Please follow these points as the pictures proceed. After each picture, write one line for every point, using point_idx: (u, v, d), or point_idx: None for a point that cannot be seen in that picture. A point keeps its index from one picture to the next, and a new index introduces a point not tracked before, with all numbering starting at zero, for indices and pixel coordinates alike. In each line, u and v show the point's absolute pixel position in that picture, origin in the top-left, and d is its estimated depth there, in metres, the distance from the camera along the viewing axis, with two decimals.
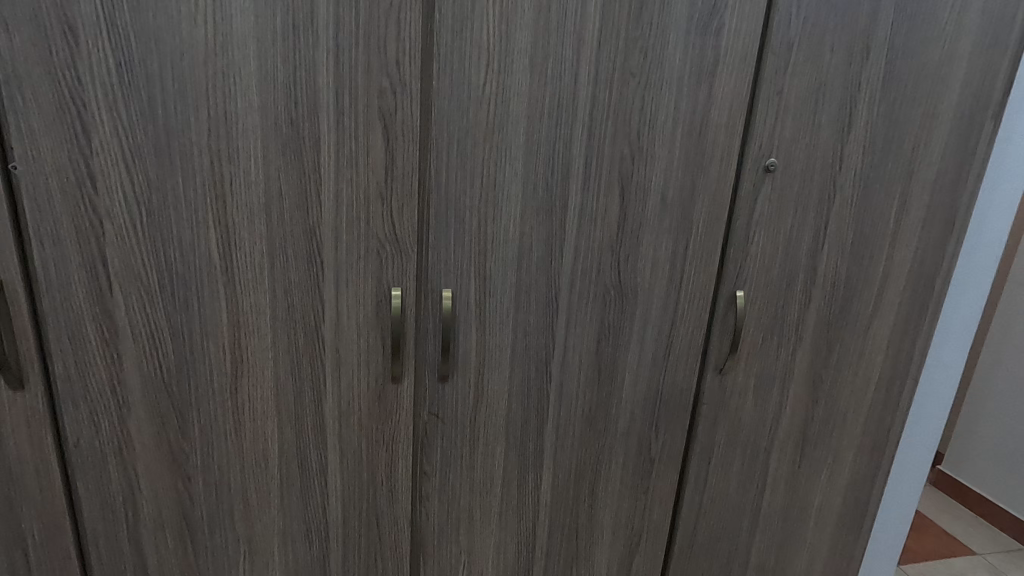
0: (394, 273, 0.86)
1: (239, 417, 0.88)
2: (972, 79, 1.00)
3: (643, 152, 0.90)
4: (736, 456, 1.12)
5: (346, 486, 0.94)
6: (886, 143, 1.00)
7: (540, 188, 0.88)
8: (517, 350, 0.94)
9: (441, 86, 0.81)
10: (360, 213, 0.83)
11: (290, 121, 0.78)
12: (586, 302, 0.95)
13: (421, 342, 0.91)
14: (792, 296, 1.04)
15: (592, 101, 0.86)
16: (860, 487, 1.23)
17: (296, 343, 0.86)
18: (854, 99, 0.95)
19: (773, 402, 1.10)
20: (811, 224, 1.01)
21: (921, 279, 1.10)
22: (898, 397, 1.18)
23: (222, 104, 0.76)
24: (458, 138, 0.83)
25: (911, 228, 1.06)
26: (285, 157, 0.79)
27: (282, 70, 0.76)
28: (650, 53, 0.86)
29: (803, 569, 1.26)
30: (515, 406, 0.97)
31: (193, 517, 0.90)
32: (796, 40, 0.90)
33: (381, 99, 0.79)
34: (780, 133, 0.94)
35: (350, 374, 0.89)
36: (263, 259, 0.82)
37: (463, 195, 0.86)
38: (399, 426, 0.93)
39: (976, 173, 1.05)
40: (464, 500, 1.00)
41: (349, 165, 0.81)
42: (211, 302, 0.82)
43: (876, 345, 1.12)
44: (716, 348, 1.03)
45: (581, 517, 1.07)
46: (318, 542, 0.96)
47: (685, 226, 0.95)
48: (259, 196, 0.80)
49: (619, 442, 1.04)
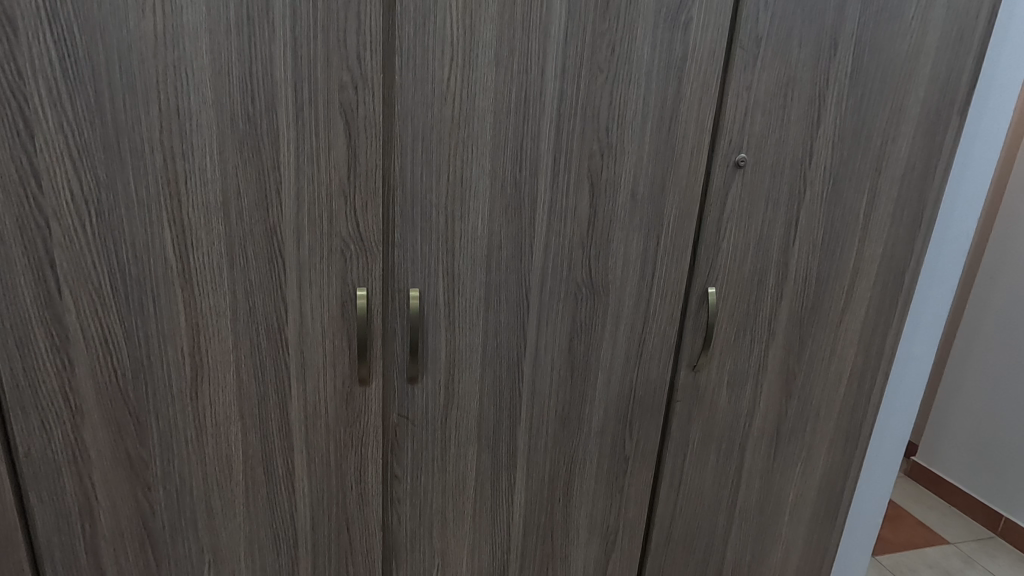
0: (359, 273, 0.84)
1: (200, 423, 0.85)
2: (938, 73, 1.00)
3: (613, 148, 0.89)
4: (711, 452, 1.12)
5: (315, 491, 0.92)
6: (856, 138, 1.00)
7: (508, 185, 0.86)
8: (488, 350, 0.93)
9: (405, 81, 0.79)
10: (322, 211, 0.81)
11: (246, 117, 0.76)
12: (557, 300, 0.94)
13: (389, 343, 0.89)
14: (764, 292, 1.04)
15: (560, 96, 0.85)
16: (833, 481, 1.24)
17: (258, 346, 0.84)
18: (822, 95, 0.95)
19: (747, 398, 1.10)
20: (782, 220, 1.01)
21: (890, 274, 1.11)
22: (870, 390, 1.19)
23: (174, 99, 0.73)
24: (423, 134, 0.82)
25: (881, 223, 1.07)
26: (242, 154, 0.77)
27: (237, 63, 0.73)
28: (619, 47, 0.85)
29: (779, 563, 1.26)
30: (486, 406, 0.96)
31: (154, 526, 0.87)
32: (764, 34, 0.89)
33: (342, 94, 0.77)
34: (750, 129, 0.93)
35: (316, 376, 0.87)
36: (222, 260, 0.80)
37: (429, 192, 0.84)
38: (367, 429, 0.91)
39: (943, 167, 1.06)
40: (436, 503, 0.98)
41: (310, 162, 0.79)
42: (167, 305, 0.79)
43: (848, 340, 1.13)
44: (689, 345, 1.03)
45: (556, 516, 1.06)
46: (287, 548, 0.94)
47: (657, 222, 0.94)
48: (216, 195, 0.77)
49: (594, 441, 1.03)
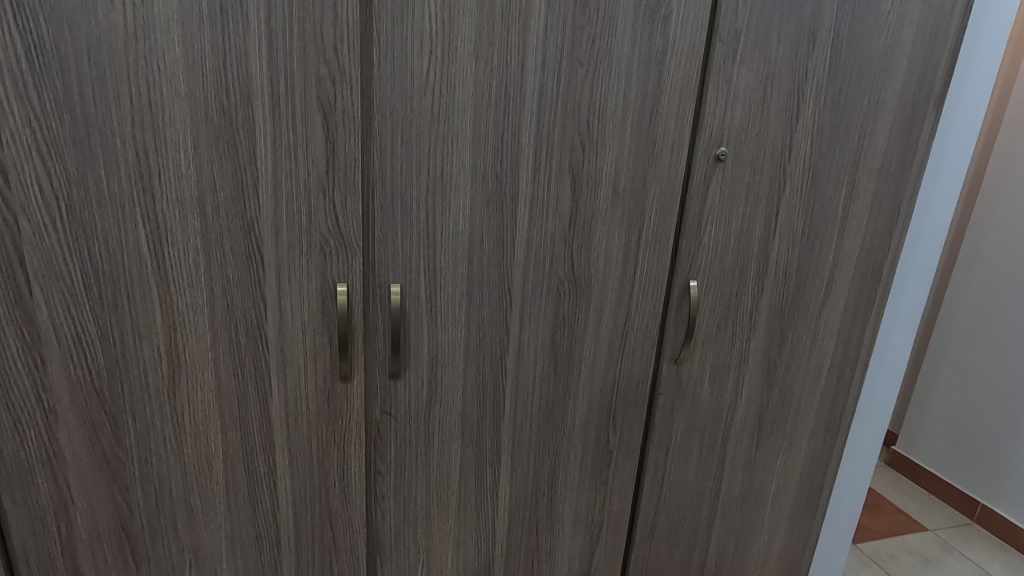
0: (339, 269, 0.83)
1: (179, 422, 0.84)
2: (914, 67, 1.01)
3: (594, 142, 0.89)
4: (694, 444, 1.13)
5: (298, 488, 0.92)
6: (834, 132, 1.01)
7: (489, 179, 0.86)
8: (470, 345, 0.93)
9: (383, 74, 0.78)
10: (301, 206, 0.80)
11: (221, 111, 0.74)
12: (540, 294, 0.94)
13: (371, 340, 0.88)
14: (745, 285, 1.05)
15: (540, 90, 0.84)
16: (814, 471, 1.26)
17: (237, 343, 0.83)
18: (801, 89, 0.96)
19: (728, 391, 1.11)
20: (763, 213, 1.01)
21: (869, 266, 1.12)
22: (850, 381, 1.20)
23: (147, 92, 0.71)
24: (403, 129, 0.81)
25: (859, 217, 1.08)
26: (218, 148, 0.75)
27: (210, 55, 0.72)
28: (599, 41, 0.84)
29: (762, 553, 1.28)
30: (470, 401, 0.96)
31: (132, 526, 0.86)
32: (744, 28, 0.90)
33: (319, 87, 0.76)
34: (730, 123, 0.94)
35: (297, 373, 0.87)
36: (198, 256, 0.78)
37: (409, 186, 0.83)
38: (350, 426, 0.91)
39: (919, 161, 1.08)
40: (420, 499, 0.98)
41: (288, 157, 0.78)
42: (143, 303, 0.78)
43: (828, 332, 1.14)
44: (672, 338, 1.04)
45: (541, 510, 1.06)
46: (270, 547, 0.93)
47: (638, 216, 0.94)
48: (192, 190, 0.76)
49: (578, 435, 1.04)
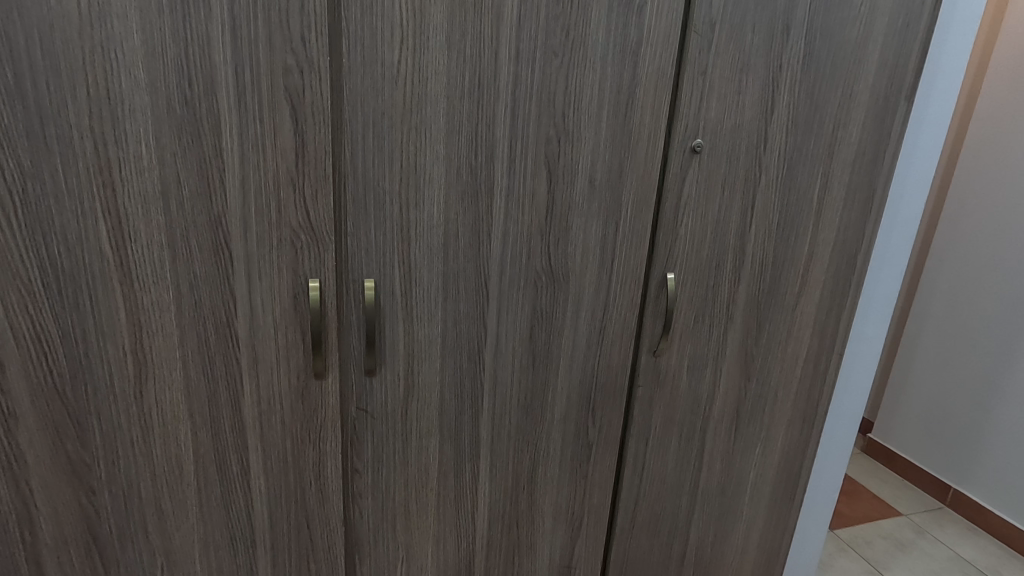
0: (311, 264, 0.82)
1: (147, 423, 0.82)
2: (886, 59, 1.02)
3: (570, 133, 0.88)
4: (673, 436, 1.13)
5: (272, 488, 0.90)
6: (808, 124, 1.01)
7: (464, 171, 0.85)
8: (447, 340, 0.92)
9: (353, 64, 0.76)
10: (270, 200, 0.78)
11: (184, 102, 0.72)
12: (517, 288, 0.93)
13: (345, 335, 0.87)
14: (722, 277, 1.05)
15: (515, 81, 0.83)
16: (791, 460, 1.27)
17: (206, 341, 0.81)
18: (776, 80, 0.96)
19: (707, 382, 1.12)
20: (739, 204, 1.02)
21: (844, 256, 1.14)
22: (825, 371, 1.22)
23: (105, 82, 0.69)
24: (374, 120, 0.79)
25: (834, 208, 1.09)
26: (181, 140, 0.73)
27: (171, 44, 0.70)
28: (573, 31, 0.83)
29: (740, 542, 1.29)
30: (448, 397, 0.95)
31: (100, 531, 0.84)
32: (719, 19, 0.89)
33: (287, 77, 0.74)
34: (705, 115, 0.94)
35: (269, 371, 0.85)
36: (163, 252, 0.76)
37: (382, 179, 0.81)
38: (325, 423, 0.89)
39: (892, 152, 1.09)
40: (399, 496, 0.97)
41: (255, 149, 0.76)
42: (106, 301, 0.76)
43: (804, 322, 1.15)
44: (650, 330, 1.04)
45: (521, 505, 1.06)
46: (244, 548, 0.91)
47: (616, 209, 0.94)
48: (155, 183, 0.74)
49: (557, 428, 1.03)
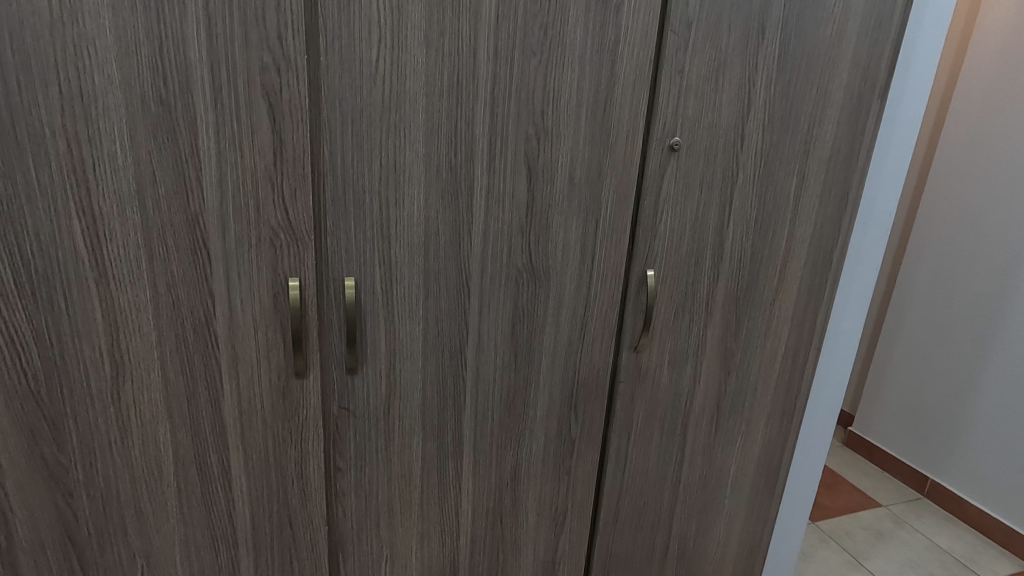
0: (291, 263, 0.81)
1: (125, 424, 0.81)
2: (859, 58, 1.04)
3: (549, 132, 0.89)
4: (655, 431, 1.14)
5: (254, 489, 0.90)
6: (784, 122, 1.03)
7: (443, 169, 0.85)
8: (429, 338, 0.92)
9: (331, 63, 0.76)
10: (248, 199, 0.78)
11: (159, 100, 0.71)
12: (498, 285, 0.93)
13: (326, 335, 0.86)
14: (701, 273, 1.07)
15: (493, 80, 0.84)
16: (772, 453, 1.29)
17: (185, 342, 0.80)
18: (752, 79, 0.98)
19: (687, 377, 1.13)
20: (717, 201, 1.03)
21: (820, 252, 1.16)
22: (803, 365, 1.24)
23: (77, 80, 0.68)
24: (353, 118, 0.79)
25: (810, 205, 1.11)
26: (156, 139, 0.73)
27: (145, 42, 0.69)
28: (551, 30, 0.84)
29: (722, 534, 1.31)
30: (430, 394, 0.95)
31: (78, 534, 0.83)
32: (695, 18, 0.91)
33: (263, 76, 0.74)
34: (683, 113, 0.95)
35: (249, 371, 0.84)
36: (140, 253, 0.76)
37: (362, 178, 0.81)
38: (306, 423, 0.89)
39: (866, 149, 1.11)
40: (382, 494, 0.97)
41: (232, 148, 0.75)
42: (81, 301, 0.75)
43: (782, 317, 1.17)
44: (630, 326, 1.05)
45: (504, 501, 1.06)
46: (226, 550, 0.91)
47: (595, 206, 0.95)
48: (130, 183, 0.73)
49: (540, 425, 1.04)
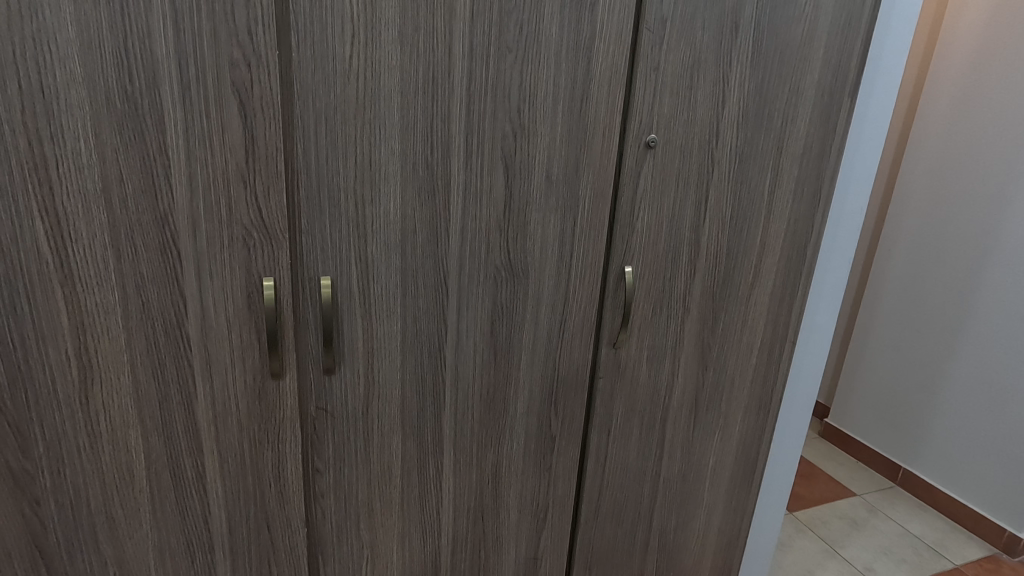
0: (265, 262, 0.80)
1: (93, 429, 0.79)
2: (830, 56, 1.06)
3: (526, 129, 0.88)
4: (634, 426, 1.15)
5: (230, 492, 0.88)
6: (758, 119, 1.04)
7: (420, 166, 0.84)
8: (407, 336, 0.91)
9: (303, 59, 0.75)
10: (220, 198, 0.76)
11: (125, 96, 0.70)
12: (476, 283, 0.93)
13: (302, 335, 0.85)
14: (678, 269, 1.08)
15: (469, 76, 0.83)
16: (749, 446, 1.31)
17: (156, 344, 0.79)
18: (726, 77, 0.99)
19: (666, 372, 1.14)
20: (693, 198, 1.04)
21: (794, 248, 1.18)
22: (779, 358, 1.26)
23: (38, 76, 0.66)
24: (327, 115, 0.78)
25: (784, 201, 1.13)
26: (122, 136, 0.71)
27: (108, 37, 0.67)
28: (526, 26, 0.84)
29: (701, 527, 1.33)
30: (409, 393, 0.94)
31: (47, 543, 0.81)
32: (669, 16, 0.91)
33: (234, 72, 0.72)
34: (659, 110, 0.96)
35: (223, 372, 0.83)
36: (107, 253, 0.74)
37: (336, 175, 0.80)
38: (283, 424, 0.88)
39: (837, 146, 1.13)
40: (362, 494, 0.96)
41: (202, 145, 0.74)
42: (45, 303, 0.73)
43: (758, 312, 1.19)
44: (609, 322, 1.05)
45: (486, 499, 1.06)
46: (202, 555, 0.89)
47: (573, 203, 0.95)
48: (95, 181, 0.71)
49: (520, 422, 1.04)
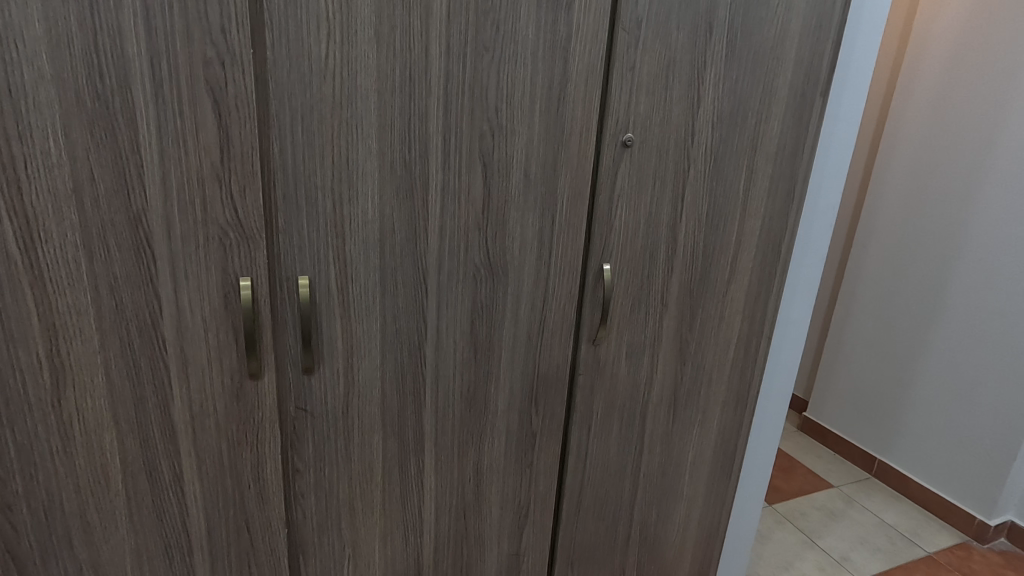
0: (242, 262, 0.80)
1: (67, 433, 0.78)
2: (802, 57, 1.08)
3: (504, 128, 0.89)
4: (614, 421, 1.17)
5: (209, 494, 0.88)
6: (733, 118, 1.06)
7: (398, 166, 0.85)
8: (387, 335, 0.92)
9: (278, 57, 0.75)
10: (194, 197, 0.75)
11: (96, 95, 0.69)
12: (456, 282, 0.94)
13: (281, 334, 0.85)
14: (656, 266, 1.09)
15: (446, 76, 0.84)
16: (727, 439, 1.33)
17: (130, 345, 0.78)
18: (701, 77, 1.00)
19: (645, 367, 1.16)
20: (669, 196, 1.06)
21: (769, 245, 1.20)
22: (755, 354, 1.29)
23: (5, 74, 0.65)
24: (303, 115, 0.78)
25: (759, 199, 1.15)
26: (93, 135, 0.70)
27: (77, 34, 0.67)
28: (502, 26, 0.84)
29: (681, 520, 1.35)
30: (390, 392, 0.95)
31: (20, 548, 0.80)
32: (645, 16, 0.92)
33: (207, 70, 0.72)
34: (635, 110, 0.97)
35: (199, 373, 0.82)
36: (79, 253, 0.73)
37: (313, 175, 0.80)
38: (262, 424, 0.87)
39: (810, 145, 1.16)
40: (342, 493, 0.96)
41: (176, 145, 0.73)
42: (15, 305, 0.72)
43: (734, 308, 1.21)
44: (588, 320, 1.07)
45: (468, 496, 1.07)
46: (180, 557, 0.89)
47: (552, 201, 0.96)
48: (66, 181, 0.70)
49: (501, 419, 1.05)
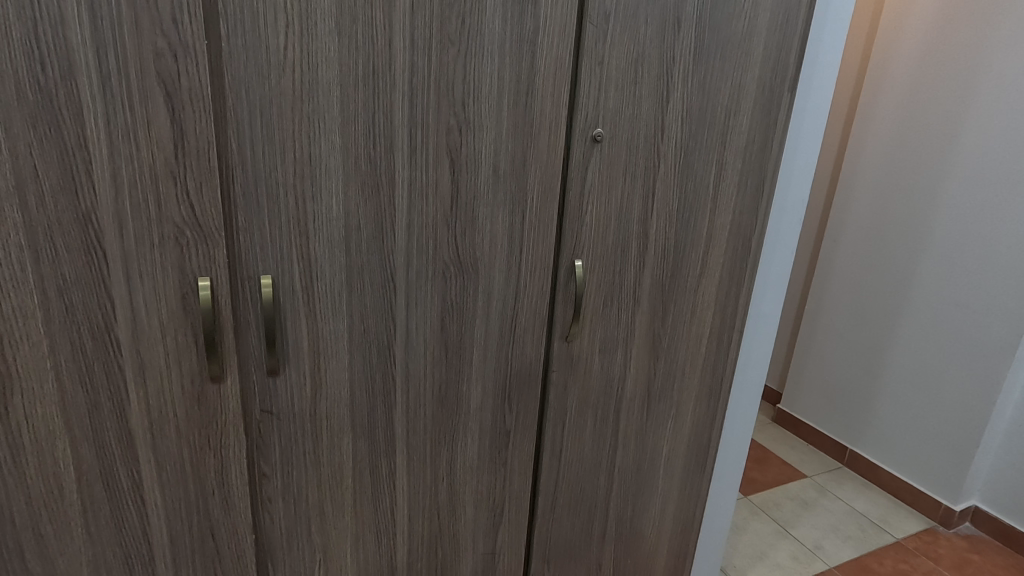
0: (200, 262, 0.77)
1: (16, 441, 0.75)
2: (769, 52, 1.09)
3: (470, 122, 0.88)
4: (588, 417, 1.16)
5: (170, 502, 0.85)
6: (702, 113, 1.07)
7: (362, 161, 0.83)
8: (354, 335, 0.90)
9: (233, 49, 0.72)
10: (148, 195, 0.73)
11: (38, 88, 0.66)
12: (425, 280, 0.92)
13: (243, 336, 0.83)
14: (627, 262, 1.09)
15: (411, 69, 0.82)
16: (701, 433, 1.34)
17: (82, 350, 0.75)
18: (670, 71, 1.00)
19: (618, 363, 1.16)
20: (640, 192, 1.05)
21: (739, 239, 1.21)
22: (727, 348, 1.29)
23: None
24: (261, 109, 0.75)
25: (729, 194, 1.16)
26: (35, 130, 0.67)
27: (17, 24, 0.63)
28: (468, 20, 0.83)
29: (657, 514, 1.35)
30: (358, 393, 0.93)
31: None
32: (612, 11, 0.92)
33: (158, 63, 0.69)
34: (604, 105, 0.96)
35: (157, 377, 0.79)
36: (24, 254, 0.69)
37: (274, 171, 0.78)
38: (225, 429, 0.85)
39: (778, 140, 1.17)
40: (311, 497, 0.94)
41: (126, 140, 0.70)
42: None
43: (706, 303, 1.22)
44: (561, 316, 1.06)
45: (441, 496, 1.05)
46: (142, 567, 0.86)
47: (522, 196, 0.95)
48: (8, 179, 0.67)
49: (474, 418, 1.04)
